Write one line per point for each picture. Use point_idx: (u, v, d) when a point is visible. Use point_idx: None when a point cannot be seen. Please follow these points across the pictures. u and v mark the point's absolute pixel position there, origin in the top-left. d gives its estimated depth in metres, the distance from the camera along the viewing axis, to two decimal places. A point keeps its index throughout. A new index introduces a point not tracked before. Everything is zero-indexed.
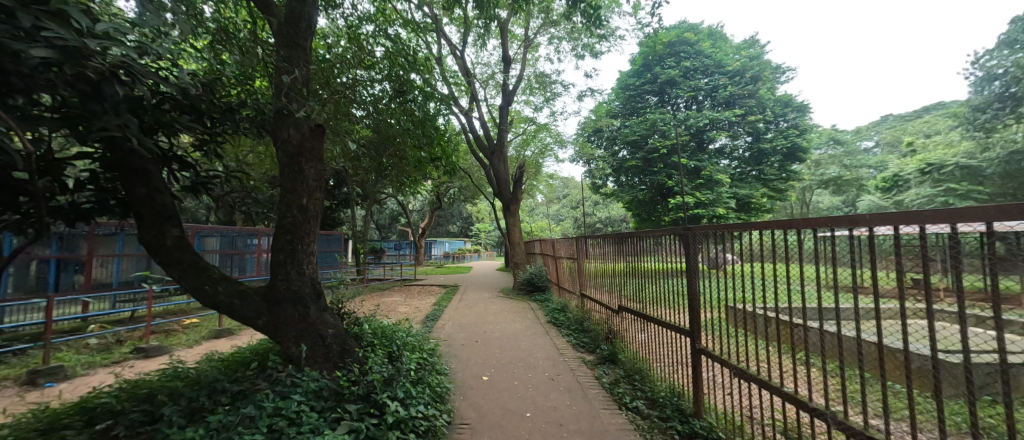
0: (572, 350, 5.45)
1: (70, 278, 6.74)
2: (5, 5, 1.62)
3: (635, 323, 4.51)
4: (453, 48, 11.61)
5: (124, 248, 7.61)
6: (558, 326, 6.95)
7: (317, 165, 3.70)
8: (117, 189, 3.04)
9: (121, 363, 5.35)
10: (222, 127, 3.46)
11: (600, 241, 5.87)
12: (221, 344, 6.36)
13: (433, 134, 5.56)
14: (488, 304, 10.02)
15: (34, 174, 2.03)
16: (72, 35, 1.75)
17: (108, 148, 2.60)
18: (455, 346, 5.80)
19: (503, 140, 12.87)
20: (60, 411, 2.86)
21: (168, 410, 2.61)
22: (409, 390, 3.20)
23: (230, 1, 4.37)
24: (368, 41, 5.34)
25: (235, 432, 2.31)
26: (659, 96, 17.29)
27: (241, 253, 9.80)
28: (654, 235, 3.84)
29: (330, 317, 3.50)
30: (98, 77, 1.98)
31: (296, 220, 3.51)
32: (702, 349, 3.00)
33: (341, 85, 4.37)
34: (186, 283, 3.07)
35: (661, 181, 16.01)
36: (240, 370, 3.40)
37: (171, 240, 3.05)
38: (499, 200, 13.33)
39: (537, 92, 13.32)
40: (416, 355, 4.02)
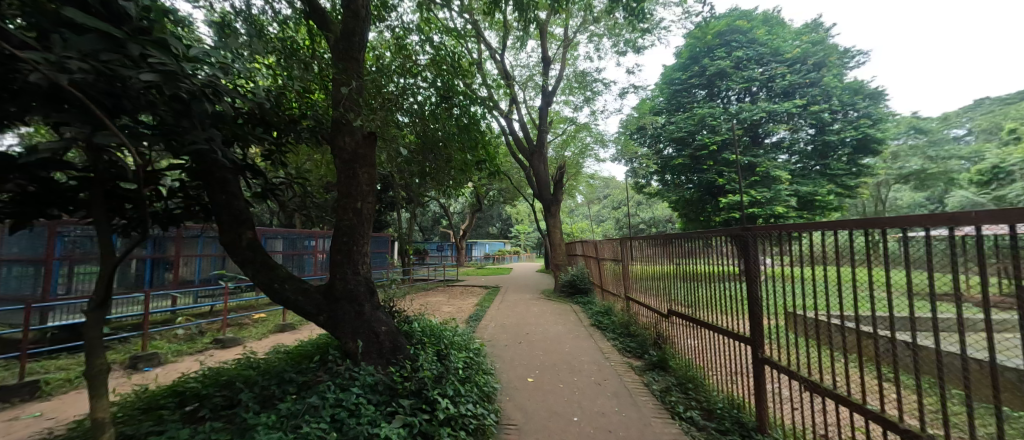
0: (619, 354, 5.30)
1: (161, 276, 7.65)
2: (120, 38, 1.90)
3: (685, 327, 4.32)
4: (492, 52, 11.77)
5: (204, 248, 8.52)
6: (602, 329, 6.80)
7: (370, 170, 3.91)
8: (201, 197, 3.37)
9: (202, 352, 5.98)
10: (287, 137, 3.77)
11: (645, 242, 5.68)
12: (285, 338, 6.89)
13: (476, 138, 5.69)
14: (529, 306, 10.00)
15: (139, 185, 2.33)
16: (171, 59, 2.00)
17: (196, 159, 2.91)
18: (499, 346, 5.86)
19: (542, 141, 12.82)
20: (156, 393, 3.23)
21: (245, 396, 2.88)
22: (458, 388, 3.26)
23: (292, 21, 4.77)
24: (414, 50, 5.58)
25: (303, 420, 2.49)
26: (707, 89, 16.32)
27: (301, 254, 10.59)
28: (704, 236, 3.66)
29: (382, 315, 3.67)
30: (191, 98, 2.23)
31: (352, 222, 3.73)
32: (765, 359, 2.77)
33: (390, 94, 4.59)
34: (258, 280, 3.39)
35: (710, 179, 15.13)
36: (304, 362, 3.66)
37: (245, 241, 3.36)
38: (539, 201, 13.30)
39: (577, 91, 13.14)
40: (463, 355, 4.10)
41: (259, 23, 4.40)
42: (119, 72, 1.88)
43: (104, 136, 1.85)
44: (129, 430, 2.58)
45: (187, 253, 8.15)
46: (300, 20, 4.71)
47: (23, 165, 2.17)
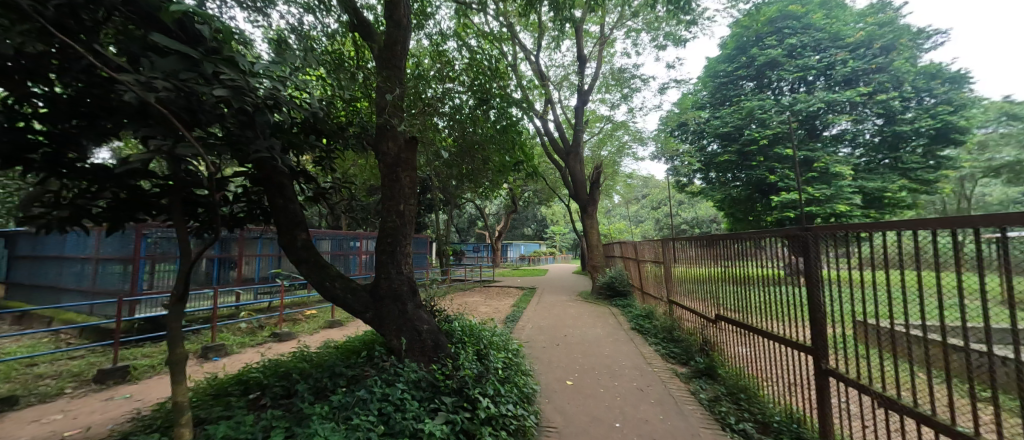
0: (662, 360, 5.10)
1: (227, 274, 8.41)
2: (196, 58, 2.09)
3: (735, 334, 4.08)
4: (527, 53, 11.79)
5: (263, 249, 9.24)
6: (643, 334, 6.58)
7: (412, 174, 4.05)
8: (261, 201, 3.65)
9: (262, 344, 6.47)
10: (336, 144, 3.99)
11: (688, 244, 5.45)
12: (334, 334, 7.30)
13: (513, 139, 5.70)
14: (566, 307, 9.88)
15: (211, 190, 2.56)
16: (239, 75, 2.18)
17: (258, 166, 3.16)
18: (537, 347, 5.85)
19: (578, 141, 12.64)
20: (225, 381, 3.55)
21: (301, 387, 3.08)
22: (498, 388, 3.29)
23: (339, 34, 5.05)
24: (451, 56, 5.71)
25: (354, 412, 2.63)
26: (756, 80, 15.34)
27: (347, 254, 11.18)
28: (755, 238, 3.45)
29: (424, 313, 3.79)
30: (254, 110, 2.43)
31: (395, 224, 3.87)
32: (830, 371, 2.55)
33: (429, 99, 4.74)
34: (311, 278, 3.62)
35: (760, 176, 14.14)
36: (352, 357, 3.86)
37: (300, 242, 3.59)
38: (575, 202, 13.11)
39: (614, 89, 12.83)
40: (502, 355, 4.14)
41: (310, 38, 4.70)
42: (196, 89, 2.08)
43: (184, 148, 2.05)
44: (203, 413, 2.85)
45: (248, 253, 8.88)
46: (346, 32, 4.97)
47: (117, 175, 2.46)
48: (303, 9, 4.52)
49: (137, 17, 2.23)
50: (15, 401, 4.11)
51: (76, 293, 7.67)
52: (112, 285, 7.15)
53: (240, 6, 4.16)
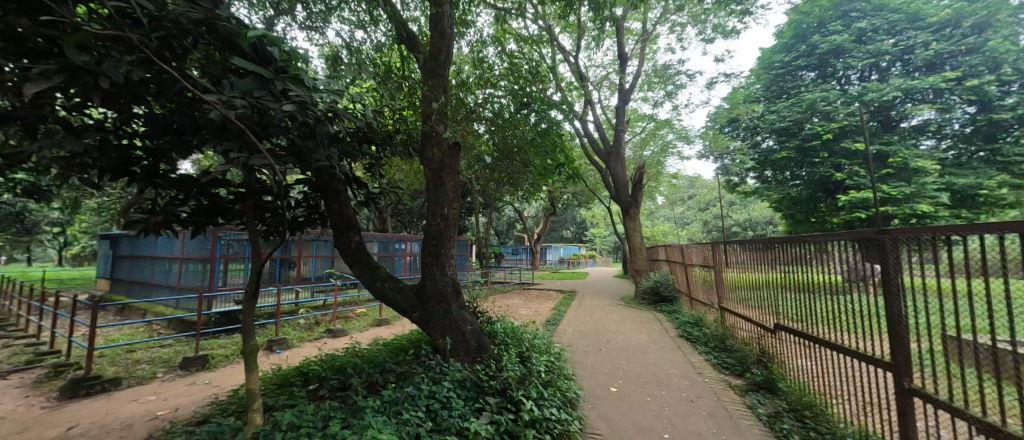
0: (713, 370, 4.83)
1: (287, 273, 9.15)
2: (268, 77, 2.32)
3: (798, 345, 3.76)
4: (566, 55, 11.71)
5: (318, 250, 9.95)
6: (692, 342, 6.26)
7: (455, 178, 4.18)
8: (319, 206, 3.93)
9: (318, 339, 6.95)
10: (385, 151, 4.21)
11: (740, 247, 5.12)
12: (382, 332, 7.66)
13: (555, 142, 5.69)
14: (607, 312, 9.65)
15: (278, 196, 2.80)
16: (304, 92, 2.39)
17: (317, 174, 3.41)
18: (578, 352, 5.77)
19: (619, 142, 12.32)
20: (289, 371, 3.86)
21: (355, 381, 3.28)
22: (541, 391, 3.29)
23: (386, 47, 5.33)
24: (491, 61, 5.82)
25: (404, 407, 2.75)
26: (818, 70, 14.13)
27: (393, 255, 11.70)
28: (818, 241, 3.19)
29: (467, 315, 3.89)
30: (316, 122, 2.62)
31: (440, 226, 4.01)
32: (914, 390, 2.28)
33: (471, 106, 4.87)
34: (364, 278, 3.84)
35: (824, 174, 12.93)
36: (401, 354, 4.04)
37: (353, 244, 3.82)
38: (617, 204, 12.79)
39: (657, 87, 12.37)
40: (544, 357, 4.13)
41: (360, 52, 5.01)
42: (269, 105, 2.31)
43: (259, 159, 2.28)
44: (271, 401, 3.12)
45: (306, 254, 9.60)
46: (393, 45, 5.24)
47: (201, 184, 2.78)
48: (355, 26, 4.82)
49: (220, 44, 2.51)
50: (119, 382, 4.73)
51: (165, 288, 8.69)
52: (195, 282, 8.03)
53: (300, 26, 4.53)
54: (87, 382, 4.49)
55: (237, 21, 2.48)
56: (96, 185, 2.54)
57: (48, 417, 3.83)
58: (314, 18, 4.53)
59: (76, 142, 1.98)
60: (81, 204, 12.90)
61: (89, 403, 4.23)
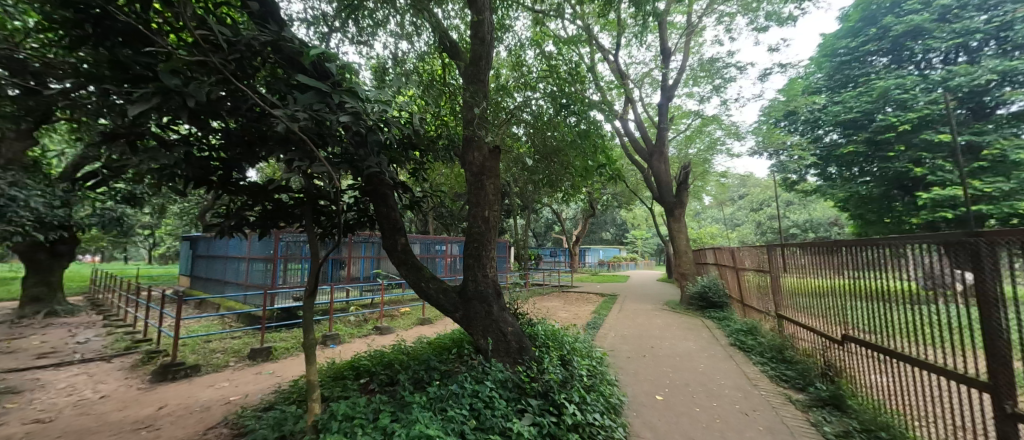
0: (770, 382, 4.51)
1: (339, 272, 9.76)
2: (325, 90, 2.49)
3: (872, 359, 3.40)
4: (605, 53, 11.47)
5: (366, 251, 10.52)
6: (745, 351, 5.87)
7: (496, 181, 4.24)
8: (368, 209, 4.15)
9: (367, 336, 7.33)
10: (428, 156, 4.36)
11: (801, 250, 4.73)
12: (425, 330, 7.93)
13: (596, 143, 5.58)
14: (651, 317, 9.30)
15: (333, 201, 3.00)
16: (356, 103, 2.54)
17: (367, 180, 3.62)
18: (620, 357, 5.63)
19: (662, 140, 11.83)
20: (343, 365, 4.11)
21: (403, 378, 3.43)
22: (584, 395, 3.24)
23: (428, 56, 5.55)
24: (530, 65, 5.85)
25: (449, 404, 2.84)
26: (892, 55, 12.74)
27: (435, 256, 12.10)
28: (893, 244, 2.89)
29: (508, 316, 3.94)
30: (368, 132, 2.79)
31: (481, 229, 4.08)
32: (1018, 415, 1.99)
33: (510, 110, 4.93)
34: (409, 278, 4.00)
35: (898, 169, 11.62)
36: (444, 353, 4.18)
37: (400, 246, 4.00)
38: (660, 205, 12.32)
39: (704, 81, 11.77)
40: (586, 361, 4.07)
41: (404, 62, 5.24)
42: (326, 117, 2.50)
43: (318, 167, 2.47)
44: (327, 392, 3.34)
45: (355, 255, 10.19)
46: (434, 53, 5.43)
47: (267, 190, 3.04)
48: (399, 37, 5.05)
49: (284, 62, 2.74)
50: (199, 368, 5.28)
51: (235, 285, 9.59)
52: (260, 279, 8.79)
53: (352, 41, 4.83)
54: (173, 367, 5.07)
55: (300, 41, 2.72)
56: (182, 192, 2.88)
57: (142, 398, 4.38)
58: (361, 32, 4.82)
59: (166, 154, 2.26)
60: (167, 209, 14.57)
61: (175, 386, 4.77)
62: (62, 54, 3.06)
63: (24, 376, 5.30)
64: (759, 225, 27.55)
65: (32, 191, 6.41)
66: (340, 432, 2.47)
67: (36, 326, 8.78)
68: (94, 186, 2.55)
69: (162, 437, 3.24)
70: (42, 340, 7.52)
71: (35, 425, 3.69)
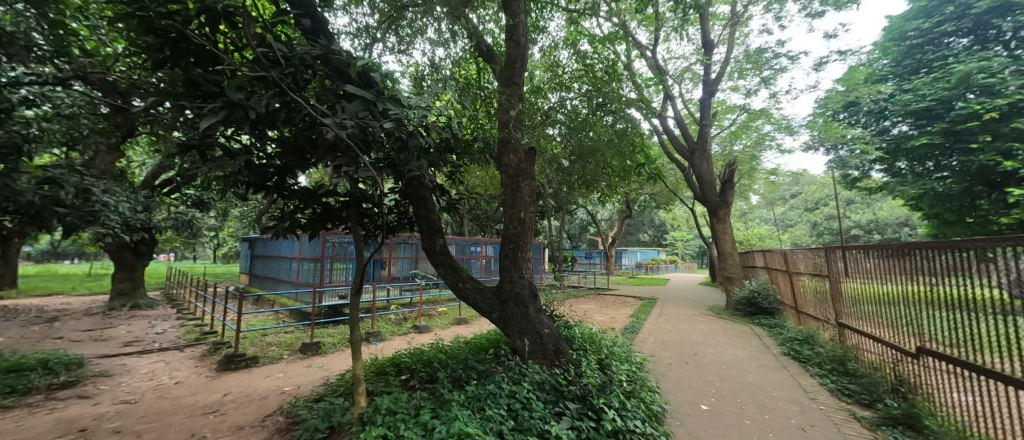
0: (829, 396, 4.16)
1: (380, 272, 10.19)
2: (369, 98, 2.61)
3: (953, 375, 3.04)
4: (642, 49, 11.14)
5: (405, 252, 10.91)
6: (801, 362, 5.44)
7: (531, 183, 4.24)
8: (407, 211, 4.29)
9: (407, 334, 7.58)
10: (464, 159, 4.45)
11: (865, 253, 4.32)
12: (462, 330, 8.07)
13: (635, 142, 5.44)
14: (694, 322, 8.89)
15: (377, 203, 3.14)
16: (398, 109, 2.64)
17: (408, 183, 3.74)
18: (661, 363, 5.42)
19: (704, 137, 11.28)
20: (386, 361, 4.28)
21: (442, 376, 3.52)
22: (623, 401, 3.16)
23: (464, 61, 5.67)
24: (565, 64, 5.81)
25: (487, 404, 2.87)
26: (973, 35, 11.35)
27: (470, 257, 12.30)
28: (979, 246, 2.57)
29: (544, 318, 3.93)
30: (408, 137, 2.88)
31: (516, 230, 4.10)
32: None
33: (545, 111, 4.92)
34: (447, 279, 4.09)
35: (984, 163, 10.29)
36: (482, 353, 4.23)
37: (438, 247, 4.10)
38: (702, 205, 11.77)
39: (750, 73, 11.10)
40: (625, 366, 3.96)
41: (441, 68, 5.38)
42: (370, 124, 2.62)
43: (364, 172, 2.59)
44: (372, 387, 3.50)
45: (395, 255, 10.60)
46: (470, 58, 5.55)
47: (317, 194, 3.24)
48: (437, 44, 5.20)
49: (332, 73, 2.91)
50: (257, 360, 5.71)
51: (288, 283, 10.28)
52: (309, 278, 9.37)
53: (393, 51, 5.04)
54: (236, 357, 5.52)
55: (347, 53, 2.87)
56: (243, 196, 3.13)
57: (211, 385, 4.81)
58: (402, 41, 5.01)
59: (231, 163, 2.48)
60: (229, 212, 15.94)
61: (237, 376, 5.20)
62: (147, 75, 3.44)
63: (114, 361, 5.99)
64: (814, 226, 25.52)
65: (121, 197, 7.24)
66: (384, 426, 2.57)
67: (123, 317, 9.90)
68: (170, 193, 2.82)
69: (227, 422, 3.54)
70: (128, 329, 8.47)
71: (123, 405, 4.15)
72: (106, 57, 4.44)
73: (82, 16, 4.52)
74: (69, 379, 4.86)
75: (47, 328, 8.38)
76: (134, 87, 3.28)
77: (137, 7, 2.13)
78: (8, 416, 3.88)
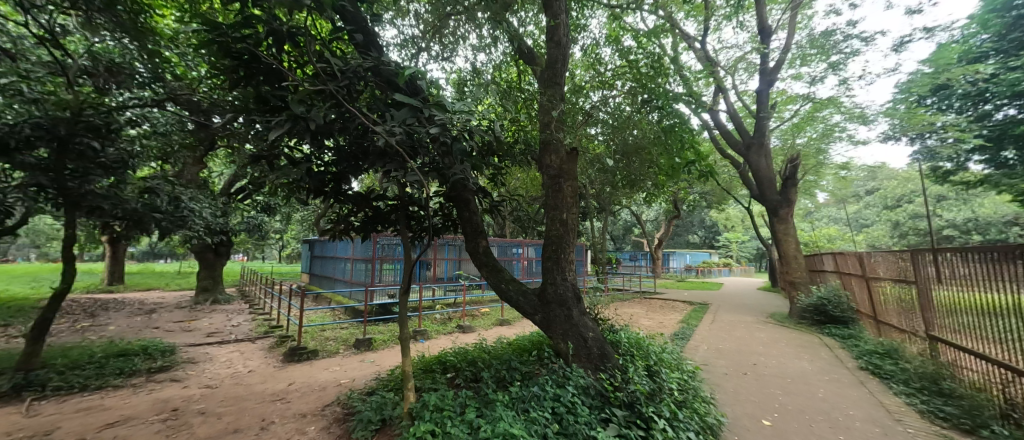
0: (918, 418, 3.66)
1: (426, 273, 10.57)
2: (416, 104, 2.72)
3: None
4: (690, 41, 10.59)
5: (449, 253, 11.25)
6: (883, 379, 4.85)
7: (574, 183, 4.20)
8: (451, 213, 4.40)
9: (451, 333, 7.78)
10: (506, 161, 4.49)
11: (963, 257, 3.76)
12: (505, 331, 8.13)
13: (684, 138, 5.17)
14: (752, 330, 8.26)
15: (424, 207, 3.26)
16: (443, 115, 2.73)
17: (452, 186, 3.85)
18: (716, 373, 5.09)
19: (762, 131, 10.47)
20: (432, 359, 4.42)
21: (487, 376, 3.57)
22: (675, 411, 3.01)
23: (505, 65, 5.74)
24: (607, 62, 5.68)
25: (532, 406, 2.87)
26: None
27: (512, 259, 12.40)
28: None
29: (589, 321, 3.86)
30: (453, 142, 2.97)
31: (559, 232, 4.06)
32: None
33: (587, 110, 4.84)
34: (490, 280, 4.15)
35: None
36: (525, 355, 4.24)
37: (481, 249, 4.16)
38: (761, 204, 10.93)
39: (814, 59, 10.15)
40: (675, 374, 3.76)
41: (483, 72, 5.48)
42: (417, 130, 2.73)
43: (412, 177, 2.70)
44: (420, 383, 3.63)
45: (439, 256, 10.96)
46: (511, 61, 5.60)
47: (368, 199, 3.42)
48: (479, 50, 5.31)
49: (383, 84, 3.07)
50: (317, 353, 6.15)
51: (343, 282, 10.98)
52: (362, 277, 9.95)
53: (437, 59, 5.22)
54: (299, 350, 5.99)
55: (396, 63, 3.01)
56: (305, 201, 3.39)
57: (277, 374, 5.26)
58: (445, 49, 5.18)
59: (295, 171, 2.70)
60: (293, 216, 17.34)
61: (300, 367, 5.65)
62: (224, 94, 3.85)
63: (199, 350, 6.75)
64: (896, 226, 22.63)
65: (204, 204, 8.16)
66: (432, 422, 2.65)
67: (206, 310, 11.14)
68: (242, 199, 3.12)
69: (292, 409, 3.84)
70: (209, 321, 9.49)
71: (206, 389, 4.66)
72: (192, 80, 5.02)
73: (173, 45, 5.16)
74: (164, 364, 5.54)
75: (146, 318, 9.62)
76: (214, 106, 3.68)
77: (217, 34, 2.39)
78: (118, 393, 4.51)
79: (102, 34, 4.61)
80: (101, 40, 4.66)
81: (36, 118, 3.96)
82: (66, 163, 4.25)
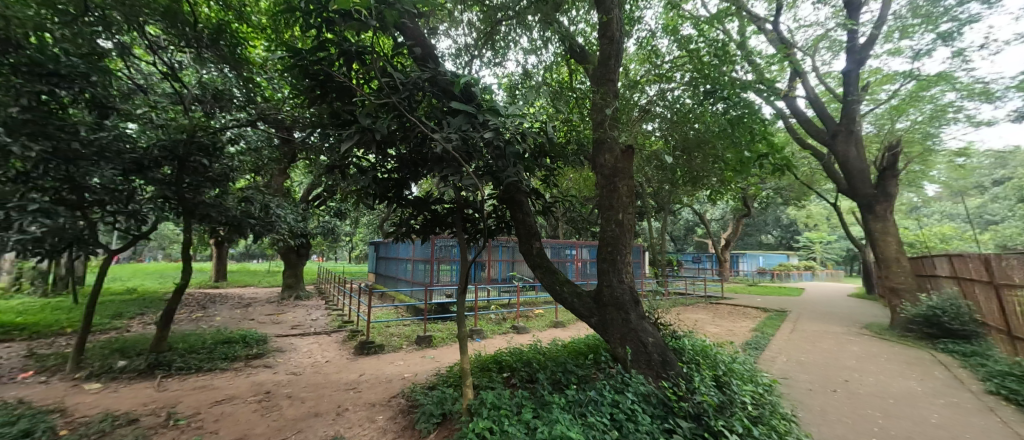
0: None
1: (480, 274, 10.85)
2: (469, 110, 2.81)
3: None
4: (759, 23, 9.71)
5: (502, 255, 11.45)
6: (1021, 406, 4.01)
7: (630, 182, 4.05)
8: (505, 215, 4.46)
9: (507, 333, 7.89)
10: (559, 162, 4.45)
11: None
12: (559, 333, 8.05)
13: (754, 128, 4.72)
14: (842, 342, 7.32)
15: (478, 209, 3.36)
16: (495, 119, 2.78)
17: (506, 189, 3.91)
18: (798, 388, 4.58)
19: (851, 116, 9.24)
20: (489, 357, 4.53)
21: (543, 377, 3.57)
22: (749, 427, 2.76)
23: (557, 65, 5.71)
24: (664, 54, 5.40)
25: (589, 410, 2.82)
26: None
27: (565, 260, 12.28)
28: None
29: (648, 326, 3.69)
30: (506, 145, 3.02)
31: (615, 233, 3.93)
32: None
33: (644, 105, 4.64)
34: (545, 281, 4.14)
35: None
36: (581, 358, 4.17)
37: (535, 250, 4.17)
38: (849, 199, 9.68)
39: (916, 30, 8.76)
40: (748, 386, 3.45)
41: (534, 74, 5.50)
42: (471, 135, 2.81)
43: (466, 181, 2.80)
44: (477, 381, 3.74)
45: (494, 257, 11.20)
46: (563, 61, 5.57)
47: (427, 203, 3.59)
48: (530, 53, 5.35)
49: (439, 93, 3.22)
50: (383, 347, 6.60)
51: (405, 282, 11.65)
52: (422, 278, 10.47)
53: (490, 65, 5.36)
54: (367, 344, 6.47)
55: (451, 72, 3.14)
56: (371, 205, 3.66)
57: (350, 365, 5.74)
58: (497, 54, 5.30)
59: (364, 178, 2.93)
60: (361, 220, 18.80)
61: (369, 360, 6.11)
62: (304, 111, 4.30)
63: (285, 340, 7.59)
64: None
65: (288, 210, 9.18)
66: (490, 419, 2.72)
67: (290, 305, 12.48)
68: (320, 205, 3.46)
69: (363, 398, 4.16)
70: (293, 315, 10.62)
71: (292, 375, 5.24)
72: (278, 101, 5.67)
73: (263, 72, 5.87)
74: (258, 351, 6.31)
75: (244, 311, 11.03)
76: (296, 122, 4.13)
77: (298, 59, 2.70)
78: (224, 375, 5.23)
79: (209, 66, 5.40)
80: (208, 71, 5.43)
81: (162, 141, 4.72)
82: (184, 177, 5.02)
